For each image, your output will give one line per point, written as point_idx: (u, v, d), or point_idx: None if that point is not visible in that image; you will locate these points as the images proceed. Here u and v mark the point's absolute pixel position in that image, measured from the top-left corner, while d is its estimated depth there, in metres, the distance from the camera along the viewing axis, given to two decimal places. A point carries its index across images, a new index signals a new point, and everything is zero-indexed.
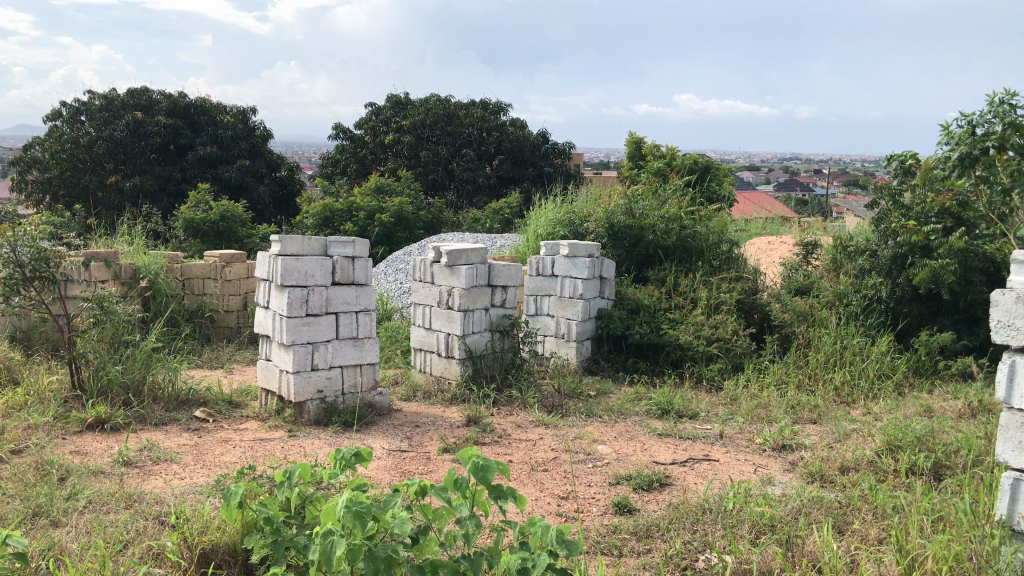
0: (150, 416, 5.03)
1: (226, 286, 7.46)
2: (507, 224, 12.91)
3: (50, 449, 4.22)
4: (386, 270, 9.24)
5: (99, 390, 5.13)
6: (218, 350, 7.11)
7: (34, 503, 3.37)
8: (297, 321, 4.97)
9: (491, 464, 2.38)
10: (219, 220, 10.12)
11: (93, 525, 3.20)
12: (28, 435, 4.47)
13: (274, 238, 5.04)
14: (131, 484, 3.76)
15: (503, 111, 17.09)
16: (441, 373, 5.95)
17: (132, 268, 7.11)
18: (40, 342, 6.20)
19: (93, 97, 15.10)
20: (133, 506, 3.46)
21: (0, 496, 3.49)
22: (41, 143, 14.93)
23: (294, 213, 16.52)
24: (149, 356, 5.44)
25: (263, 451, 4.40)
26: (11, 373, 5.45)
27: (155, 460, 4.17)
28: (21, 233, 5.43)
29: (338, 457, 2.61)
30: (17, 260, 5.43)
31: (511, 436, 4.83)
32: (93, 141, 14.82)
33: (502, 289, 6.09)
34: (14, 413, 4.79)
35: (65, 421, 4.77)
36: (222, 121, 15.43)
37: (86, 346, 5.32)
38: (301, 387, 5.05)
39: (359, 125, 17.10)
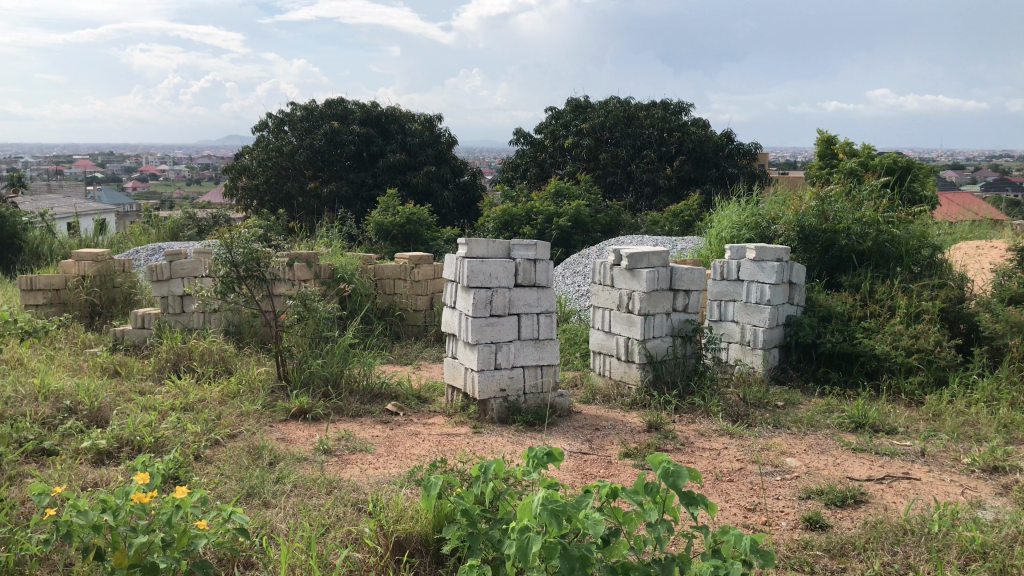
0: (347, 408, 5.34)
1: (415, 286, 7.76)
2: (688, 227, 12.69)
3: (260, 434, 4.58)
4: (565, 272, 9.35)
5: (302, 381, 5.50)
6: (407, 347, 7.44)
7: (248, 484, 3.67)
8: (481, 320, 5.12)
9: (683, 470, 2.38)
10: (406, 223, 10.58)
11: (299, 508, 3.43)
12: (242, 420, 4.87)
13: (461, 240, 5.23)
14: (331, 471, 4.01)
15: (684, 111, 16.80)
16: (621, 377, 5.94)
17: (331, 268, 7.58)
18: (250, 335, 6.73)
19: (296, 108, 16.22)
20: (334, 492, 3.68)
21: (220, 476, 3.82)
22: (250, 152, 16.23)
23: (476, 217, 16.96)
24: (346, 352, 5.77)
25: (451, 446, 4.56)
26: (226, 364, 5.95)
27: (352, 450, 4.42)
28: (237, 235, 5.95)
29: (531, 454, 2.68)
30: (233, 260, 5.93)
31: (695, 444, 4.75)
32: (295, 150, 15.91)
33: (685, 293, 5.99)
34: (230, 400, 5.23)
35: (272, 410, 5.15)
36: (410, 128, 16.11)
37: (290, 341, 5.73)
38: (485, 386, 5.19)
39: (540, 129, 17.39)
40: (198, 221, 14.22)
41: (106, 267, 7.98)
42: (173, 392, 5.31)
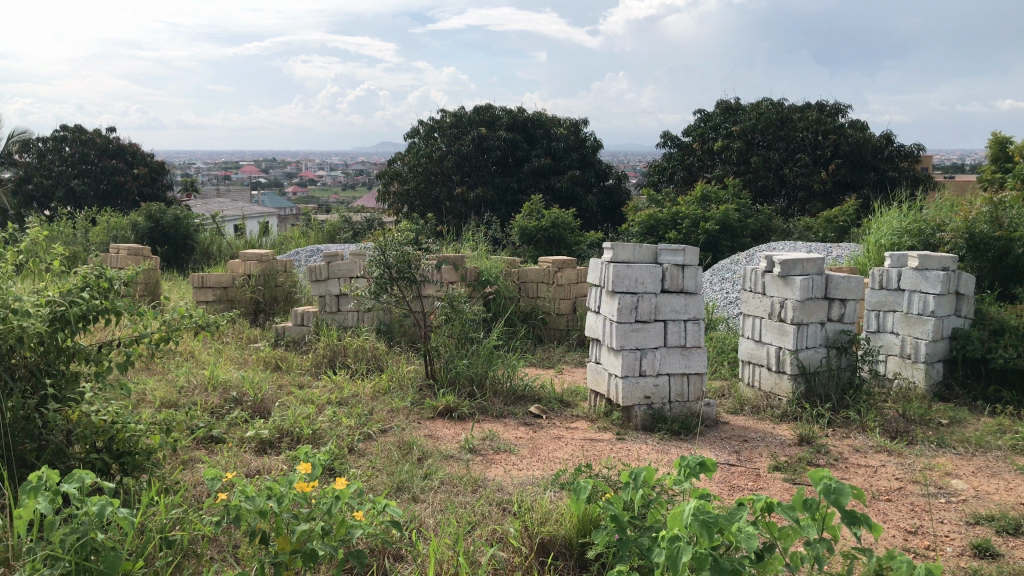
0: (491, 408, 5.43)
1: (558, 290, 7.80)
2: (844, 234, 12.14)
3: (409, 431, 4.72)
4: (713, 279, 9.15)
5: (449, 380, 5.64)
6: (550, 350, 7.49)
7: (398, 479, 3.79)
8: (626, 326, 5.10)
9: (845, 487, 2.29)
10: (551, 227, 10.65)
11: (446, 504, 3.52)
12: (392, 417, 5.04)
13: (607, 244, 5.22)
14: (477, 470, 4.09)
15: (841, 113, 16.13)
16: (771, 388, 5.75)
17: (477, 271, 7.68)
18: (400, 334, 6.95)
19: (445, 115, 16.70)
20: (479, 491, 3.75)
21: (372, 469, 3.97)
22: (403, 159, 16.85)
23: (620, 221, 16.85)
24: (492, 353, 5.87)
25: (594, 451, 4.56)
26: (377, 361, 6.18)
27: (497, 450, 4.49)
28: (390, 238, 6.17)
29: (683, 464, 2.65)
30: (385, 261, 6.16)
31: (850, 460, 4.54)
32: (444, 156, 16.35)
33: (841, 302, 5.73)
34: (381, 396, 5.42)
35: (421, 408, 5.30)
36: (556, 133, 16.20)
37: (439, 341, 5.89)
38: (630, 392, 5.15)
39: (688, 132, 17.14)
40: (352, 224, 14.84)
41: (269, 268, 8.43)
42: (328, 387, 5.56)
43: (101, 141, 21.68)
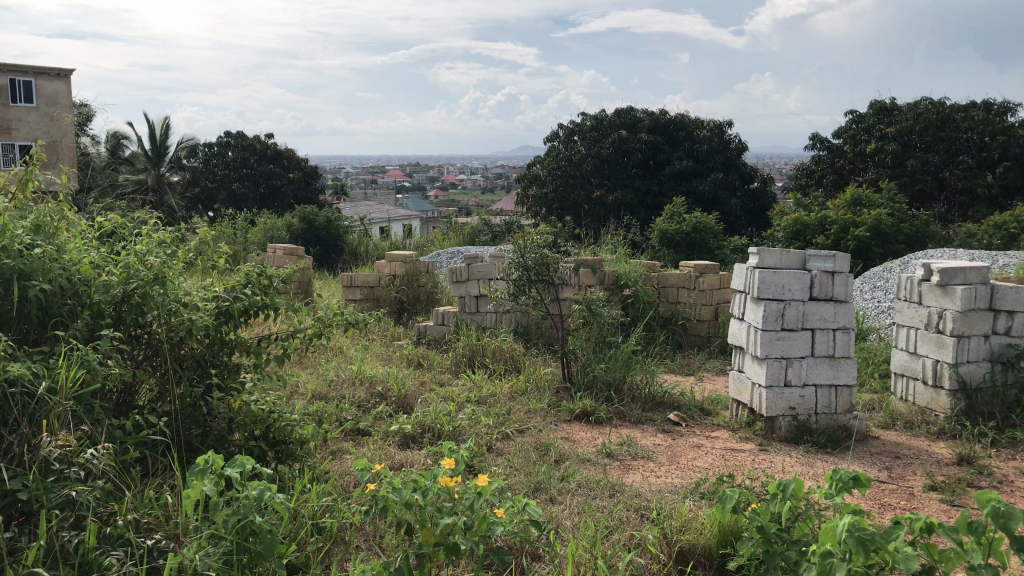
0: (629, 414, 5.38)
1: (700, 295, 7.65)
2: (1012, 241, 11.33)
3: (547, 432, 4.76)
4: (864, 287, 8.76)
5: (586, 384, 5.65)
6: (690, 357, 7.37)
7: (536, 479, 3.82)
8: (772, 334, 4.95)
9: (1016, 512, 2.14)
10: (692, 231, 10.48)
11: (584, 508, 3.52)
12: (530, 417, 5.09)
13: (752, 250, 5.10)
14: (615, 475, 4.08)
15: (1010, 110, 15.16)
16: (928, 404, 5.45)
17: (615, 275, 7.65)
18: (538, 336, 6.99)
19: (586, 118, 16.79)
20: (616, 496, 3.74)
21: (510, 468, 4.02)
22: (543, 162, 17.05)
23: (765, 226, 16.36)
24: (630, 358, 5.83)
25: (736, 462, 4.44)
26: (515, 362, 6.25)
27: (634, 456, 4.46)
28: (530, 240, 6.23)
29: (835, 478, 2.56)
30: (524, 263, 6.22)
31: (1015, 484, 4.24)
32: (583, 159, 16.40)
33: (1008, 314, 5.36)
34: (519, 397, 5.48)
35: (558, 410, 5.33)
36: (699, 135, 15.90)
37: (576, 344, 5.91)
38: (774, 403, 5.01)
39: (838, 133, 16.41)
40: (492, 227, 15.11)
41: (412, 269, 8.69)
42: (468, 385, 5.68)
43: (261, 146, 22.97)
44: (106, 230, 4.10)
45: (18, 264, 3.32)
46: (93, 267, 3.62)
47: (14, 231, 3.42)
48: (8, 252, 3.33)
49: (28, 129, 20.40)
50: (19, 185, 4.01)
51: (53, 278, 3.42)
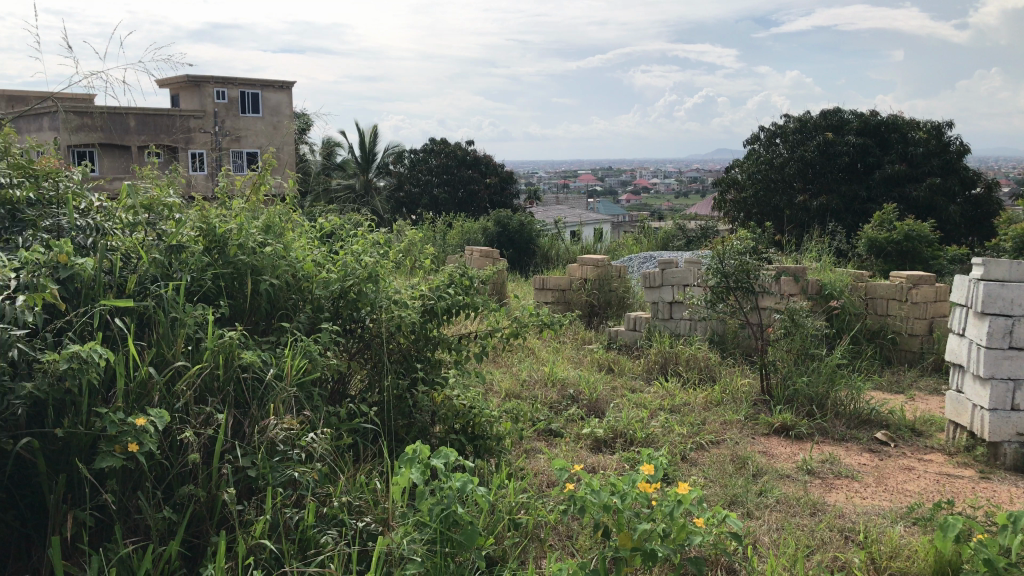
0: (831, 431, 5.13)
1: (913, 308, 7.18)
2: None
3: (744, 445, 4.62)
4: None
5: (786, 398, 5.45)
6: (900, 374, 6.92)
7: (732, 492, 3.73)
8: (998, 352, 4.56)
9: None
10: (904, 240, 9.81)
11: (783, 524, 3.40)
12: (725, 429, 4.96)
13: (976, 261, 4.74)
14: (816, 493, 3.90)
15: None
16: None
17: (819, 284, 7.32)
18: (734, 345, 6.81)
19: (789, 121, 16.28)
20: (818, 515, 3.58)
21: (704, 479, 3.95)
22: (742, 166, 16.75)
23: (990, 235, 14.89)
24: (834, 372, 5.56)
25: (952, 487, 4.14)
26: (710, 371, 6.12)
27: (838, 475, 4.24)
28: (729, 246, 6.09)
29: None
30: (724, 270, 6.08)
31: None
32: (785, 163, 15.87)
33: None
34: (714, 408, 5.36)
35: (755, 422, 5.16)
36: (914, 137, 14.91)
37: (776, 355, 5.71)
38: (998, 427, 4.60)
39: None
40: (686, 232, 14.88)
41: (603, 273, 8.66)
42: (660, 393, 5.62)
43: (461, 152, 23.83)
44: (326, 231, 4.44)
45: (251, 260, 3.66)
46: (315, 265, 3.91)
47: (248, 230, 3.76)
48: (244, 249, 3.68)
49: (255, 137, 22.28)
50: (254, 188, 4.42)
51: (281, 274, 3.74)
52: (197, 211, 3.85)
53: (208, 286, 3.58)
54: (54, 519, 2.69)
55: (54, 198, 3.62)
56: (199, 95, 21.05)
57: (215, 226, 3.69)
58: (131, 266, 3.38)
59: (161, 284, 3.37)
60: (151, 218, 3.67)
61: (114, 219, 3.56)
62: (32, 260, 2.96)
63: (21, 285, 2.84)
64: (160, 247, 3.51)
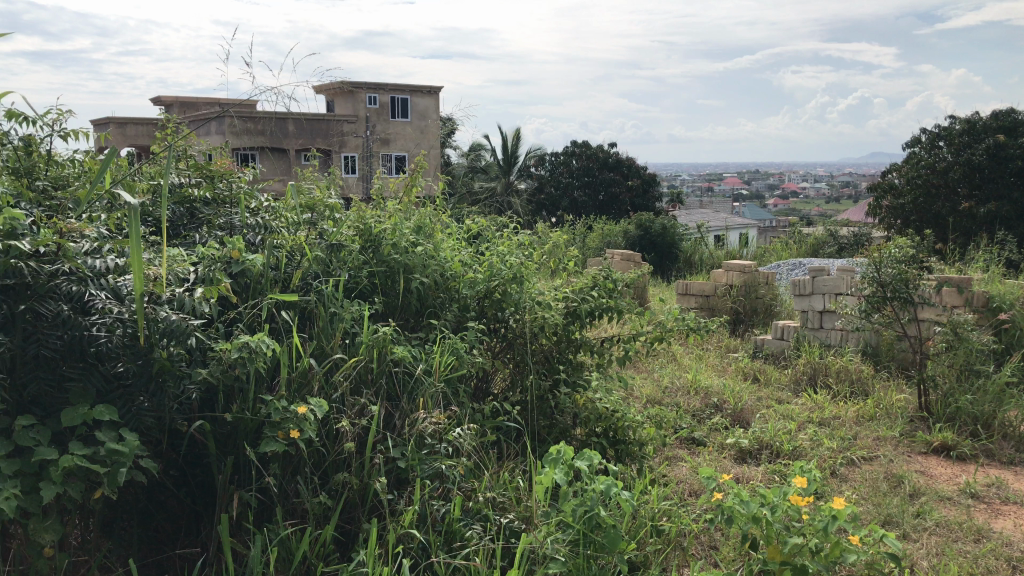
0: (999, 453, 4.80)
1: None
2: None
3: (899, 463, 4.40)
4: None
5: (947, 415, 5.15)
6: None
7: (886, 511, 3.57)
8: None
9: None
10: None
11: (943, 549, 3.22)
12: (879, 445, 4.73)
13: None
14: (980, 518, 3.67)
15: None
16: None
17: (987, 296, 6.87)
18: (889, 358, 6.49)
19: (955, 122, 15.43)
20: (982, 541, 3.36)
21: (856, 496, 3.78)
22: (901, 171, 15.95)
23: None
24: (1002, 391, 5.21)
25: None
26: (863, 385, 5.86)
27: (1005, 500, 3.97)
28: (887, 253, 5.80)
29: None
30: (880, 279, 5.79)
31: None
32: (950, 167, 15.05)
33: None
34: (867, 422, 5.13)
35: (912, 440, 4.90)
36: None
37: (936, 370, 5.39)
38: None
39: None
40: (838, 239, 14.31)
41: (750, 279, 8.45)
42: (809, 405, 5.42)
43: (603, 155, 23.82)
44: (474, 232, 4.55)
45: (404, 259, 3.81)
46: (462, 264, 4.02)
47: (402, 230, 3.91)
48: (397, 248, 3.83)
49: (403, 141, 23.04)
50: (407, 189, 4.59)
51: (430, 273, 3.86)
52: (355, 212, 4.05)
53: (363, 283, 3.75)
54: (222, 497, 2.87)
55: (228, 197, 3.90)
56: (353, 100, 21.97)
57: (371, 226, 3.87)
58: (294, 262, 3.58)
59: (321, 281, 3.56)
60: (312, 217, 3.87)
61: (281, 218, 3.79)
62: (208, 255, 3.22)
63: (199, 277, 3.07)
64: (322, 246, 3.70)
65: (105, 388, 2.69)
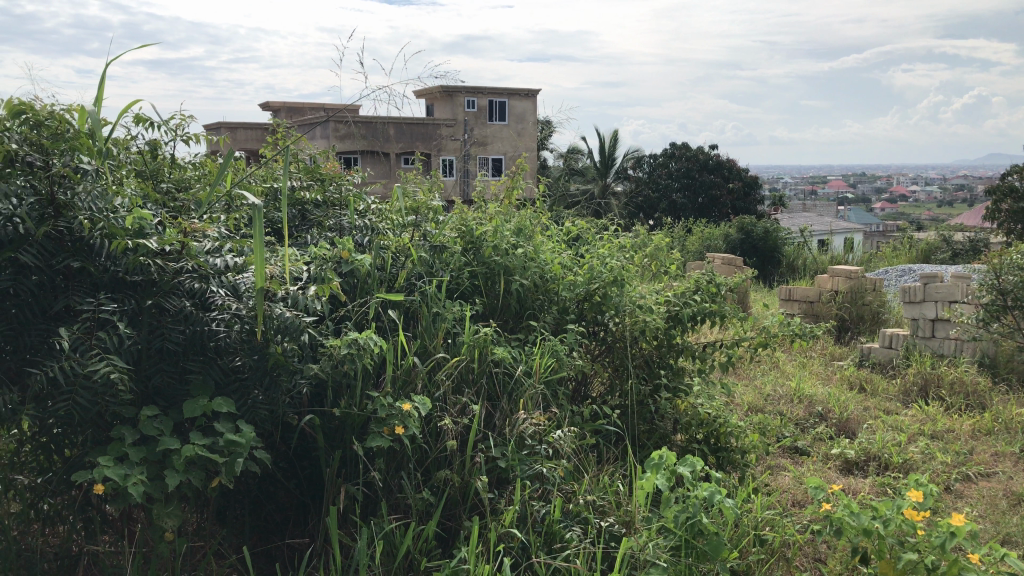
0: None
1: None
2: None
3: (1019, 480, 4.18)
4: None
5: None
6: None
7: (1007, 530, 3.40)
8: None
9: None
10: None
11: None
12: (997, 461, 4.51)
13: None
14: None
15: None
16: None
17: None
18: (1007, 369, 6.17)
19: None
20: None
21: (973, 513, 3.62)
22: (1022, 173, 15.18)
23: None
24: None
25: None
26: (979, 398, 5.59)
27: None
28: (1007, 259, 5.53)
29: None
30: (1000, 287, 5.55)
31: None
32: None
33: None
34: (984, 437, 4.89)
35: None
36: None
37: None
38: None
39: None
40: (952, 244, 13.70)
41: (857, 285, 8.19)
42: (920, 417, 5.21)
43: (703, 157, 23.49)
44: (574, 234, 4.56)
45: (505, 261, 3.84)
46: (562, 267, 4.03)
47: (503, 232, 3.95)
48: (498, 250, 3.86)
49: (501, 143, 23.22)
50: (508, 192, 4.64)
51: (530, 275, 3.88)
52: (457, 214, 4.11)
53: (465, 284, 3.81)
54: (329, 491, 2.96)
55: (338, 200, 4.05)
56: (451, 103, 22.24)
57: (472, 228, 3.92)
58: (399, 263, 3.67)
59: (424, 281, 3.63)
60: (417, 219, 3.95)
61: (387, 220, 3.91)
62: (319, 255, 3.34)
63: (311, 276, 3.19)
64: (425, 247, 3.78)
65: (223, 381, 2.82)
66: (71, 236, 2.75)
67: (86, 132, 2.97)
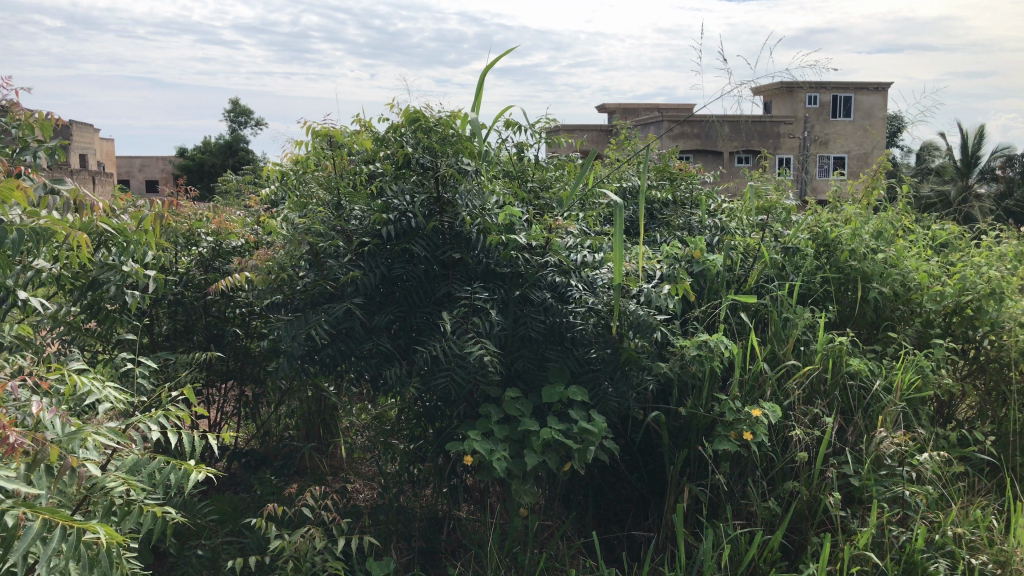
0: None
1: None
2: None
3: None
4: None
5: None
6: None
7: None
8: None
9: None
10: None
11: None
12: None
13: None
14: None
15: None
16: None
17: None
18: None
19: None
20: None
21: None
22: None
23: None
24: None
25: None
26: None
27: None
28: None
29: None
30: None
31: None
32: None
33: None
34: None
35: None
36: None
37: None
38: None
39: None
40: None
41: None
42: None
43: None
44: (941, 240, 4.18)
45: (863, 267, 3.59)
46: (929, 276, 3.67)
47: (861, 236, 3.72)
48: (855, 255, 3.64)
49: (844, 142, 21.89)
50: (866, 193, 4.37)
51: (892, 282, 3.56)
52: (811, 215, 3.95)
53: (817, 289, 3.64)
54: (673, 488, 2.99)
55: (688, 199, 4.13)
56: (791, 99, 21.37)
57: (827, 230, 3.73)
58: (748, 263, 3.59)
59: (775, 284, 3.53)
60: (766, 220, 3.86)
61: (738, 220, 3.87)
62: (672, 254, 3.39)
63: (663, 274, 3.24)
64: (776, 248, 3.67)
65: (578, 370, 2.95)
66: (452, 230, 3.05)
67: (467, 135, 3.26)
